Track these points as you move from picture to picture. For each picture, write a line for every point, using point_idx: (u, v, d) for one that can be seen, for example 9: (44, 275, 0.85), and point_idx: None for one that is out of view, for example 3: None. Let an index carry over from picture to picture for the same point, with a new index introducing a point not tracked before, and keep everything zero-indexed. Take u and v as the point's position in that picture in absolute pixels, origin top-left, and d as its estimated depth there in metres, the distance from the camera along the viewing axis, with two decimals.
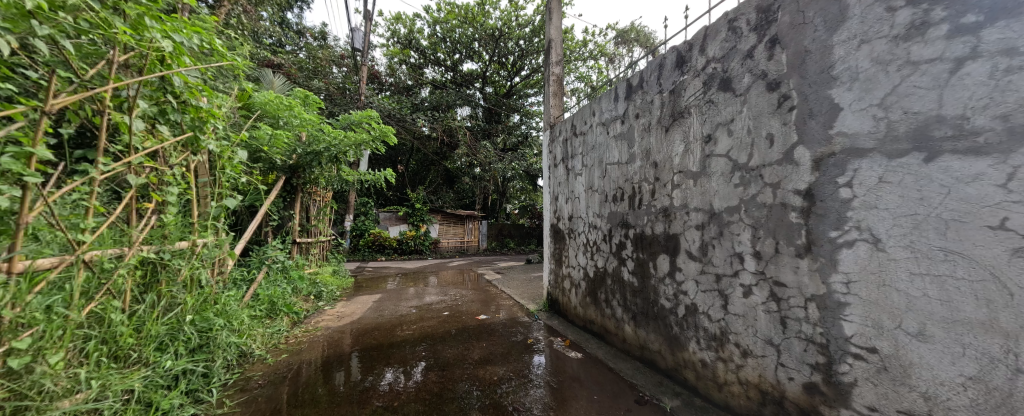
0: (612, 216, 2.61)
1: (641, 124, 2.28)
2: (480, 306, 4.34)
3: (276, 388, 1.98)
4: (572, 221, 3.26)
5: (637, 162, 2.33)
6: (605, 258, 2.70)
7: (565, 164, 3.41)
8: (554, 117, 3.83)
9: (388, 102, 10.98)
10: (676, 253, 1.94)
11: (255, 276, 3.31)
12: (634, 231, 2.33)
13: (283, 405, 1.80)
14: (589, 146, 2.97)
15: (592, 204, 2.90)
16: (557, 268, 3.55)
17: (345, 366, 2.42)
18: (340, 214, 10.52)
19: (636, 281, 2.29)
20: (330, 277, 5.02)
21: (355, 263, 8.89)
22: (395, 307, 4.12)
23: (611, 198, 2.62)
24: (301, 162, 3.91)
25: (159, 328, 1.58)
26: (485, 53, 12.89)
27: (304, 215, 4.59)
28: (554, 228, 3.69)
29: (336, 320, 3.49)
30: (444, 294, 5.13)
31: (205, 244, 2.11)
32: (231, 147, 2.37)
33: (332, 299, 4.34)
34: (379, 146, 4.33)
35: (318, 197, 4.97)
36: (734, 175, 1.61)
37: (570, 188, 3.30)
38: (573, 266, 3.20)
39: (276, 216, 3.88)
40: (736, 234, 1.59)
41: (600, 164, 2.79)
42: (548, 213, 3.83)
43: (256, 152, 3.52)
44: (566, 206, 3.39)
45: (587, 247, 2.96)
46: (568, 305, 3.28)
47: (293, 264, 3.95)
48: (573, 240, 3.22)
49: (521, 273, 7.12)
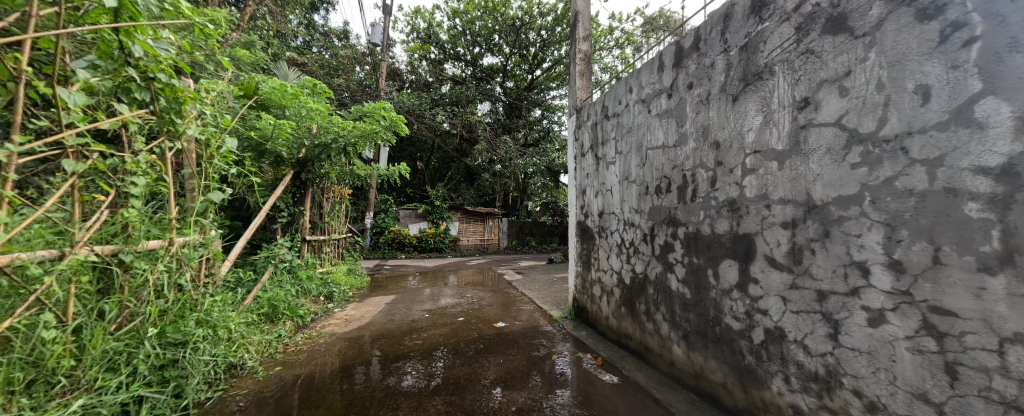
0: (654, 212, 2.16)
1: (696, 96, 1.81)
2: (499, 310, 3.98)
3: (290, 392, 1.94)
4: (603, 218, 2.82)
5: (689, 144, 1.86)
6: (645, 262, 2.25)
7: (594, 152, 2.99)
8: (581, 101, 3.39)
9: (407, 97, 10.85)
10: (750, 259, 1.48)
11: (260, 277, 3.14)
12: (686, 230, 1.88)
13: (293, 409, 1.77)
14: (623, 129, 2.53)
15: (628, 198, 2.46)
16: (584, 271, 3.13)
17: (364, 366, 2.37)
18: (361, 212, 10.52)
19: (689, 293, 1.84)
20: (344, 276, 4.84)
21: (374, 261, 8.82)
22: (407, 310, 3.85)
23: (654, 190, 2.17)
24: (309, 155, 3.74)
25: (111, 345, 1.38)
26: (506, 45, 12.55)
27: (316, 212, 4.43)
28: (580, 227, 3.27)
29: (344, 325, 3.24)
30: (460, 296, 4.83)
31: (184, 243, 1.90)
32: (219, 135, 2.17)
33: (343, 301, 4.13)
34: (391, 137, 4.06)
35: (331, 193, 4.80)
36: (851, 151, 1.13)
37: (600, 180, 2.88)
38: (605, 270, 2.77)
39: (284, 212, 3.72)
40: (853, 236, 1.11)
41: (639, 149, 2.34)
42: (573, 209, 3.41)
43: (260, 144, 3.37)
44: (595, 201, 2.97)
45: (622, 248, 2.52)
46: (598, 314, 2.86)
47: (302, 263, 3.77)
48: (604, 240, 2.78)
49: (543, 273, 6.75)
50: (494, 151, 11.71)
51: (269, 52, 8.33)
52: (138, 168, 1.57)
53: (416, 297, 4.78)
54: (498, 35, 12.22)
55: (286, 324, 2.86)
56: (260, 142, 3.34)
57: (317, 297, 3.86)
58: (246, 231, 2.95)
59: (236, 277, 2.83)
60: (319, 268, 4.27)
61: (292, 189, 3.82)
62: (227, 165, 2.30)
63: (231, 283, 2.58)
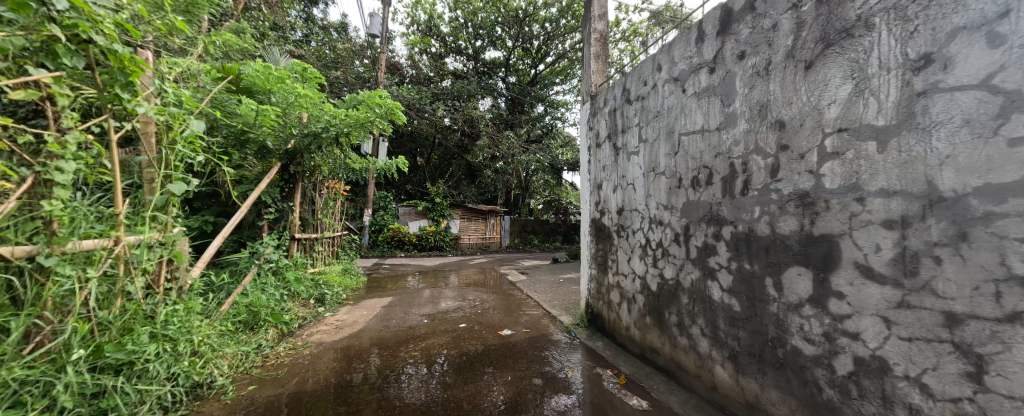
0: (689, 208, 1.85)
1: (750, 67, 1.49)
2: (504, 315, 3.69)
3: None
4: (623, 216, 2.51)
5: (739, 125, 1.54)
6: (677, 267, 1.94)
7: (612, 142, 2.68)
8: (596, 86, 3.07)
9: (407, 91, 10.52)
10: (831, 267, 1.17)
11: (241, 279, 2.86)
12: (734, 230, 1.56)
13: None
14: (649, 114, 2.21)
15: (654, 192, 2.15)
16: (600, 274, 2.83)
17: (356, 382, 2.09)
18: (359, 210, 10.21)
19: (738, 306, 1.53)
20: (338, 277, 4.55)
21: (373, 260, 8.53)
22: (404, 315, 3.55)
23: (689, 182, 1.85)
24: (298, 146, 3.45)
25: (14, 373, 1.09)
26: (508, 39, 12.22)
27: (307, 208, 4.14)
28: (594, 225, 2.97)
29: (334, 332, 2.94)
30: (462, 298, 4.54)
31: (137, 243, 1.62)
32: (183, 115, 1.88)
33: (336, 304, 3.85)
34: (386, 126, 3.74)
35: (324, 188, 4.50)
36: (1010, 120, 0.80)
37: (619, 173, 2.58)
38: (625, 274, 2.47)
39: (271, 207, 3.44)
40: (1010, 240, 0.80)
41: (670, 135, 2.02)
42: (588, 206, 3.10)
43: (242, 133, 3.08)
44: (612, 196, 2.67)
45: (647, 249, 2.21)
46: (616, 323, 2.56)
47: (290, 263, 3.48)
48: (625, 239, 2.48)
49: (548, 274, 6.45)
50: (496, 146, 11.31)
51: (263, 42, 7.99)
52: (65, 150, 1.29)
53: (414, 299, 4.48)
54: (501, 28, 11.88)
55: (269, 331, 2.57)
56: (240, 131, 3.05)
57: (306, 300, 3.57)
58: (225, 229, 2.66)
59: (207, 279, 2.52)
60: (310, 268, 3.99)
61: (280, 183, 3.53)
62: (196, 152, 2.02)
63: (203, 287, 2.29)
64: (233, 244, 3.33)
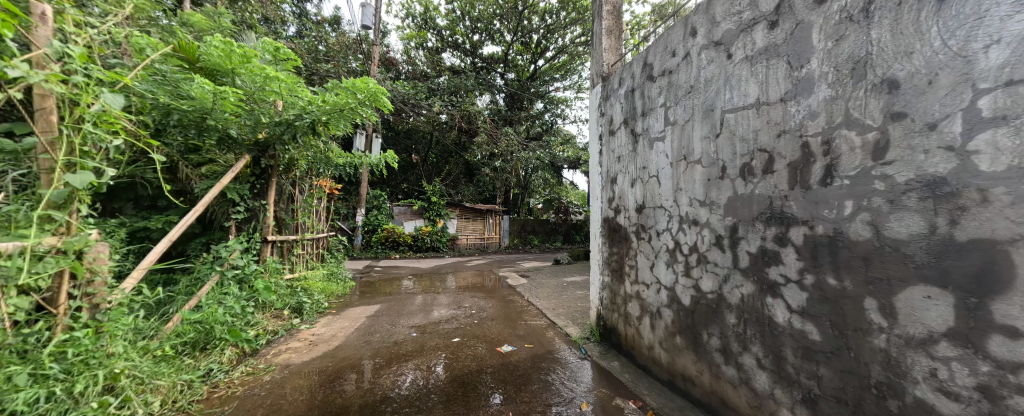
0: (736, 203, 1.47)
1: (839, 11, 1.10)
2: (503, 326, 3.30)
3: None
4: (645, 213, 2.13)
5: (817, 91, 1.16)
6: (719, 278, 1.55)
7: (628, 128, 2.31)
8: (609, 66, 2.68)
9: (402, 86, 10.10)
10: (993, 291, 0.78)
11: (196, 291, 2.50)
12: (810, 232, 1.17)
13: None
14: (678, 91, 1.83)
15: (685, 185, 1.77)
16: (615, 282, 2.44)
17: None
18: (351, 210, 9.80)
19: (817, 334, 1.14)
20: (320, 284, 4.15)
21: (365, 262, 8.12)
22: (391, 327, 3.16)
23: (737, 170, 1.47)
24: (270, 136, 3.06)
25: None
26: (506, 33, 11.85)
27: (283, 207, 3.74)
28: (607, 224, 2.60)
29: (305, 350, 2.53)
30: (457, 305, 4.15)
31: (18, 252, 1.23)
32: (93, 86, 1.49)
33: (316, 314, 3.46)
34: (371, 113, 3.34)
35: (304, 185, 4.11)
36: None
37: (638, 164, 2.21)
38: (647, 284, 2.09)
39: (240, 205, 3.10)
40: None
41: (708, 113, 1.63)
42: (600, 202, 2.72)
43: (201, 119, 2.69)
44: (630, 191, 2.30)
45: (677, 254, 1.83)
46: (636, 340, 2.18)
47: (262, 269, 3.09)
48: (647, 242, 2.09)
49: (549, 277, 6.07)
50: (495, 144, 11.01)
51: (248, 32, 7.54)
52: None
53: (404, 306, 4.06)
54: (499, 21, 11.51)
55: (224, 353, 2.18)
56: (195, 116, 2.64)
57: (280, 311, 3.16)
58: (174, 231, 2.25)
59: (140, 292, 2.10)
60: (287, 275, 3.59)
61: (250, 178, 3.16)
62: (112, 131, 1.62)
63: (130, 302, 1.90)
64: (200, 246, 3.05)
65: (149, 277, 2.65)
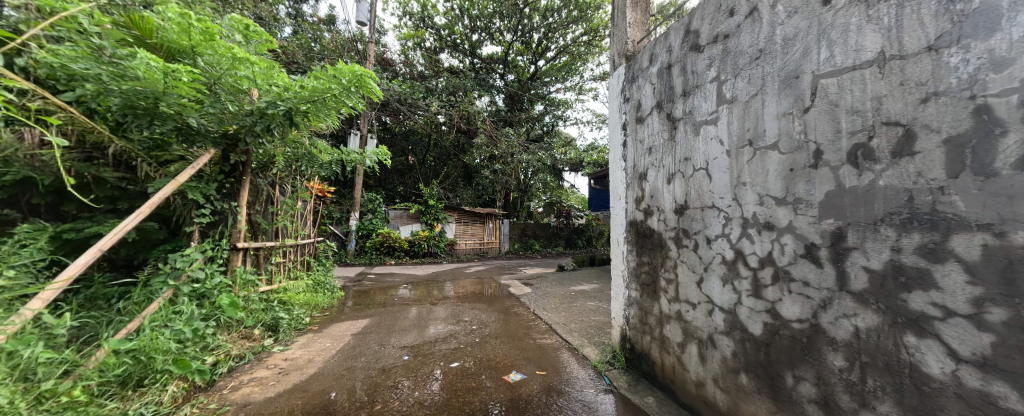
0: (843, 200, 1.07)
1: None
2: (509, 346, 2.88)
3: None
4: (688, 215, 1.73)
5: (1008, 26, 0.75)
6: (814, 301, 1.15)
7: (664, 112, 1.92)
8: (634, 44, 2.30)
9: (398, 85, 9.74)
10: None
11: (140, 311, 2.08)
12: (995, 243, 0.77)
13: None
14: (739, 58, 1.44)
15: (753, 179, 1.38)
16: (647, 297, 2.04)
17: None
18: (344, 213, 9.36)
19: (1019, 401, 0.74)
20: (302, 296, 3.70)
21: (358, 269, 7.67)
22: (379, 348, 2.74)
23: (844, 154, 1.06)
24: (240, 127, 2.65)
25: None
26: (506, 32, 11.55)
27: (259, 210, 3.31)
28: (634, 230, 2.20)
29: (273, 381, 2.09)
30: (455, 318, 3.73)
31: None
32: None
33: (294, 331, 3.03)
34: (358, 103, 2.94)
35: (284, 186, 3.70)
36: None
37: (676, 156, 1.82)
38: (693, 303, 1.68)
39: (205, 205, 2.72)
40: None
41: (791, 82, 1.23)
42: (624, 202, 2.33)
43: (151, 105, 2.27)
44: (666, 188, 1.91)
45: (740, 267, 1.42)
46: (678, 372, 1.77)
47: (229, 281, 2.67)
48: (693, 250, 1.69)
49: (555, 286, 5.65)
50: (494, 145, 10.68)
51: None
52: None
53: (397, 320, 3.64)
54: (499, 20, 11.21)
55: (165, 389, 1.75)
56: (145, 101, 2.24)
57: (250, 329, 2.73)
58: (107, 238, 1.82)
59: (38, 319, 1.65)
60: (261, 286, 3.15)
61: (218, 176, 2.76)
62: None
63: (24, 335, 1.50)
64: (162, 253, 2.70)
65: (101, 291, 2.36)
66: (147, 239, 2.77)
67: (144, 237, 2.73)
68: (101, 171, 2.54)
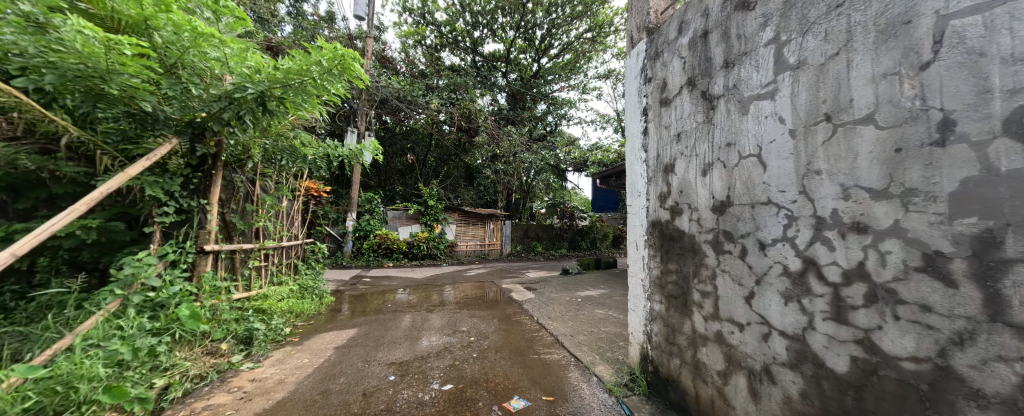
0: (997, 190, 0.73)
1: None
2: (510, 363, 2.54)
3: None
4: (732, 213, 1.40)
5: None
6: (941, 334, 0.81)
7: (697, 90, 1.60)
8: (658, 15, 1.98)
9: (397, 82, 9.46)
10: None
11: (73, 328, 1.78)
12: None
13: None
14: (809, 10, 1.12)
15: (831, 165, 1.05)
16: (676, 312, 1.70)
17: None
18: (341, 213, 9.08)
19: None
20: (285, 303, 3.39)
21: (353, 272, 7.36)
22: (362, 366, 2.42)
23: (996, 122, 0.73)
24: (207, 115, 2.36)
25: None
26: (508, 29, 11.27)
27: (233, 208, 3.01)
28: (658, 231, 1.87)
29: (229, 411, 1.77)
30: (451, 328, 3.40)
31: None
32: None
33: (271, 344, 2.72)
34: (342, 88, 2.64)
35: (264, 182, 3.40)
36: None
37: (715, 141, 1.50)
38: (740, 324, 1.34)
39: (167, 203, 2.42)
40: None
41: (896, 31, 0.90)
42: (644, 199, 2.01)
43: (99, 88, 1.98)
44: (700, 180, 1.58)
45: (812, 281, 1.09)
46: (720, 407, 1.44)
47: (192, 289, 2.37)
48: (739, 257, 1.36)
49: (559, 291, 5.31)
50: (496, 144, 10.39)
51: None
52: None
53: (387, 331, 3.32)
54: (501, 16, 10.93)
55: None
56: (91, 83, 1.95)
57: (217, 343, 2.42)
58: (26, 242, 1.52)
59: None
60: (234, 293, 2.84)
61: (183, 171, 2.48)
62: None
63: None
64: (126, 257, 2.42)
65: (56, 297, 2.05)
66: (112, 240, 2.48)
67: (109, 238, 2.45)
68: (60, 164, 2.19)
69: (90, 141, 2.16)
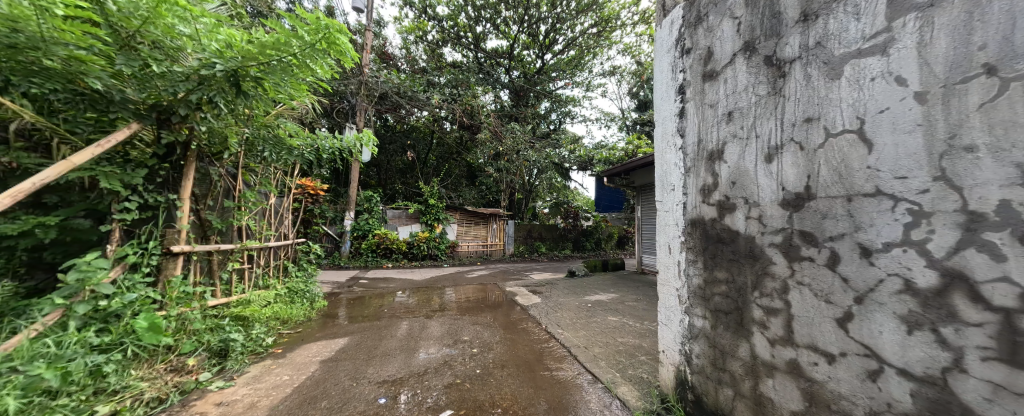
0: None
1: None
2: (519, 382, 2.22)
3: None
4: (814, 208, 1.08)
5: None
6: None
7: (759, 56, 1.28)
8: None
9: (397, 77, 9.16)
10: None
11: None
12: None
13: None
14: None
15: (996, 137, 0.72)
16: (729, 332, 1.38)
17: None
18: (339, 212, 8.80)
19: None
20: (269, 309, 3.09)
21: (351, 273, 7.07)
22: (349, 385, 2.11)
23: None
24: (173, 97, 2.07)
25: None
26: (511, 24, 10.96)
27: (209, 205, 2.71)
28: (700, 232, 1.55)
29: None
30: (451, 338, 3.09)
31: None
32: None
33: (250, 358, 2.43)
34: (327, 67, 2.34)
35: (244, 176, 3.11)
36: None
37: (785, 117, 1.18)
38: (830, 355, 1.03)
39: (129, 197, 2.14)
40: None
41: None
42: (681, 193, 1.69)
43: (38, 59, 1.69)
44: (762, 168, 1.27)
45: (961, 304, 0.77)
46: None
47: (154, 296, 2.08)
48: (827, 267, 1.04)
49: (567, 295, 4.99)
50: (499, 141, 10.09)
51: None
52: None
53: (381, 340, 3.01)
54: (504, 11, 10.61)
55: None
56: (27, 53, 1.66)
57: (184, 358, 2.12)
58: None
59: None
60: (208, 300, 2.54)
61: (149, 161, 2.20)
62: None
63: None
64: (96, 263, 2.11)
65: (5, 306, 1.75)
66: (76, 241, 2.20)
67: (72, 238, 2.16)
68: (20, 157, 1.85)
69: (49, 128, 1.88)
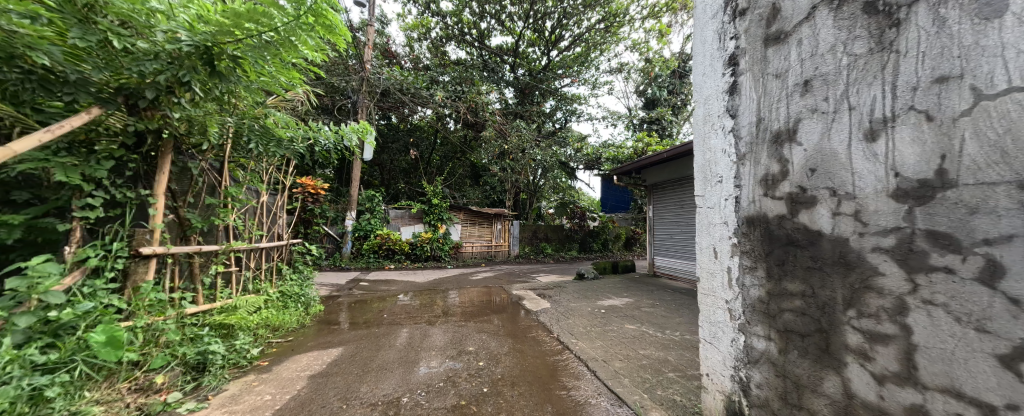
0: None
1: None
2: (531, 403, 1.93)
3: None
4: (953, 199, 0.78)
5: None
6: None
7: (853, 4, 0.99)
8: None
9: (399, 74, 8.92)
10: None
11: None
12: None
13: None
14: None
15: None
16: (810, 361, 1.08)
17: None
18: (340, 212, 8.58)
19: None
20: (257, 316, 2.84)
21: (351, 275, 6.84)
22: (337, 407, 1.84)
23: None
24: (142, 79, 1.84)
25: None
26: (516, 20, 10.68)
27: (188, 203, 2.46)
28: (761, 232, 1.26)
29: None
30: (454, 348, 2.81)
31: None
32: None
33: (231, 373, 2.17)
34: (315, 45, 2.10)
35: (229, 172, 2.85)
36: None
37: (900, 80, 0.89)
38: (987, 406, 0.73)
39: (94, 192, 1.90)
40: None
41: None
42: (732, 185, 1.39)
43: None
44: (859, 149, 0.97)
45: None
46: None
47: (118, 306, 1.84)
48: (981, 283, 0.74)
49: (578, 300, 4.69)
50: (504, 140, 9.82)
51: None
52: None
53: (378, 351, 2.74)
54: (508, 6, 10.33)
55: None
56: None
57: (153, 374, 1.86)
58: None
59: None
60: (187, 307, 2.29)
61: (116, 153, 1.95)
62: None
63: None
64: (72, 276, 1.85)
65: None
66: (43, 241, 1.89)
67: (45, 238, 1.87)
68: None
69: (13, 118, 1.67)
